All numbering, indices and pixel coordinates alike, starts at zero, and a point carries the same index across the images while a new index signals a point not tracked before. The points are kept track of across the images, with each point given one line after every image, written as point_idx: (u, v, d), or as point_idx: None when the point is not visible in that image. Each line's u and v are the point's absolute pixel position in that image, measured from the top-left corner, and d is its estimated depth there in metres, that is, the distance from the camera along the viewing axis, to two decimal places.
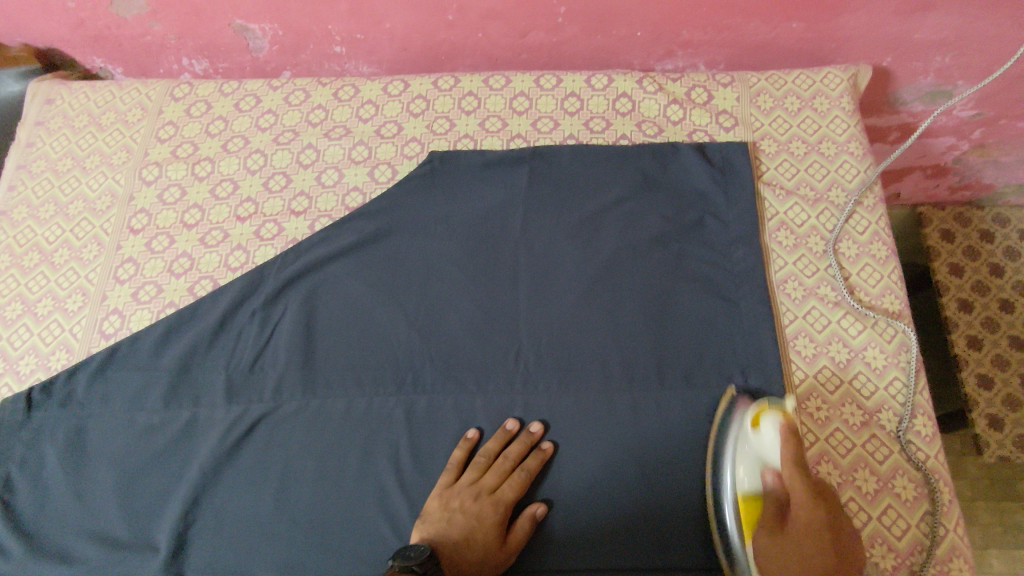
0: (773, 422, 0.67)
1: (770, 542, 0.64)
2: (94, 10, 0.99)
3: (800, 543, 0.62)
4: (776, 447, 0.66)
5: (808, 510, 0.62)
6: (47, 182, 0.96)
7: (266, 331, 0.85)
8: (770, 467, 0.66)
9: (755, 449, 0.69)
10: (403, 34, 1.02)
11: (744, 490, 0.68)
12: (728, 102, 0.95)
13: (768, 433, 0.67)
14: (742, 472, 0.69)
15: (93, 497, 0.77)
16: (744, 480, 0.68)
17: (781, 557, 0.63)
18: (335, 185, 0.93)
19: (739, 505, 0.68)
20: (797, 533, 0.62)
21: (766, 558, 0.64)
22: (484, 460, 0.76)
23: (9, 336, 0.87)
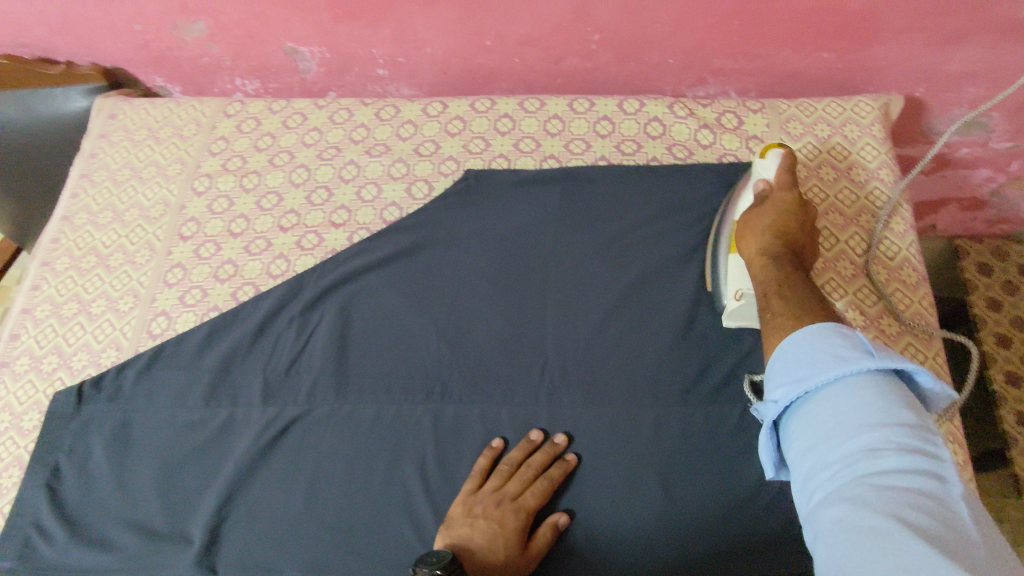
0: (775, 151, 0.83)
1: (755, 212, 0.80)
2: (158, 32, 1.07)
3: (783, 207, 0.78)
4: (772, 166, 0.82)
5: (787, 194, 0.79)
6: (106, 190, 1.02)
7: (302, 336, 0.88)
8: (763, 177, 0.82)
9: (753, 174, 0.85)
10: (443, 58, 1.07)
11: (739, 211, 0.84)
12: (758, 128, 0.97)
13: (771, 154, 0.83)
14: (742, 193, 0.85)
15: (134, 488, 0.81)
16: (742, 204, 0.84)
17: (756, 219, 0.78)
18: (373, 200, 0.97)
19: (732, 230, 0.84)
20: (774, 203, 0.78)
21: (745, 232, 0.79)
22: (508, 468, 0.77)
23: (63, 333, 0.92)
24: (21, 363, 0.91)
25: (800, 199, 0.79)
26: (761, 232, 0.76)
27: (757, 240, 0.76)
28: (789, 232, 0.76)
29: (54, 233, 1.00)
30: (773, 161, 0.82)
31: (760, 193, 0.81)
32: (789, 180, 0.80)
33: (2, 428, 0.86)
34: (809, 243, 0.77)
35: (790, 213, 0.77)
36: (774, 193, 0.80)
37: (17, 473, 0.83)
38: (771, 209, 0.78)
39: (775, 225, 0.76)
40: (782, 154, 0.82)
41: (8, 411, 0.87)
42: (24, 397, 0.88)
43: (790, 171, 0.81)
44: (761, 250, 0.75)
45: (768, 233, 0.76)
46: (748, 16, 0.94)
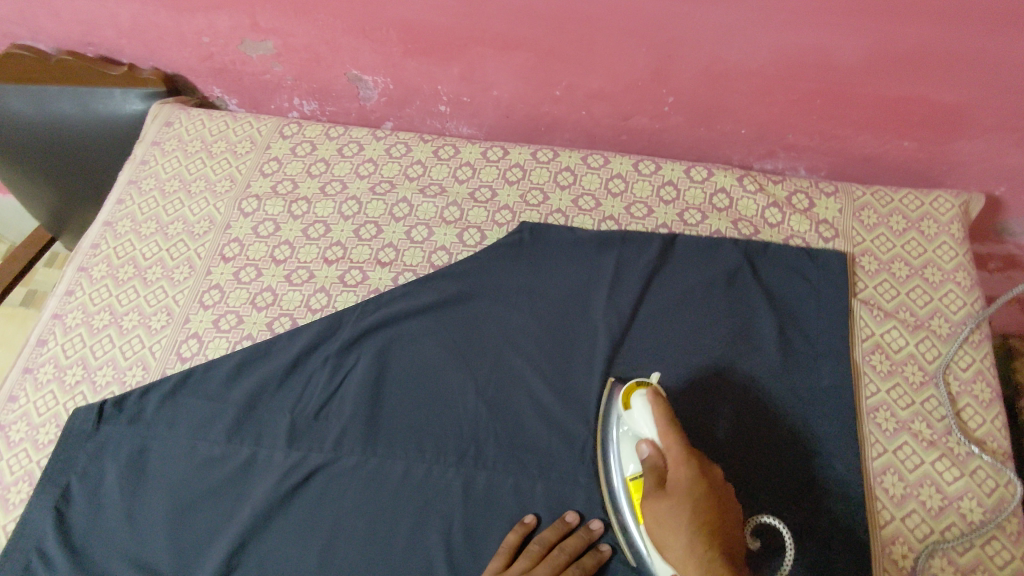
0: (641, 397, 0.72)
1: (662, 506, 0.66)
2: (225, 45, 1.05)
3: (687, 485, 0.66)
4: (647, 420, 0.71)
5: (682, 466, 0.67)
6: (152, 201, 1.00)
7: (335, 379, 0.85)
8: (646, 438, 0.70)
9: (629, 430, 0.74)
10: (508, 103, 1.04)
11: (632, 475, 0.73)
12: (830, 213, 0.93)
13: (641, 408, 0.71)
14: (627, 459, 0.73)
15: (145, 520, 0.77)
16: (630, 469, 0.73)
17: (664, 515, 0.65)
18: (423, 242, 0.94)
19: (631, 491, 0.72)
20: (676, 490, 0.66)
21: (660, 537, 0.66)
22: (540, 550, 0.72)
23: (92, 344, 0.89)
24: (45, 370, 0.88)
25: (699, 460, 0.68)
26: (684, 548, 0.64)
27: (680, 546, 0.64)
28: (699, 519, 0.64)
29: (95, 238, 0.98)
30: (644, 414, 0.71)
31: (647, 462, 0.69)
32: (677, 443, 0.68)
33: (18, 438, 0.83)
34: (725, 491, 0.67)
35: (697, 491, 0.65)
36: (671, 471, 0.67)
37: (27, 488, 0.80)
38: (675, 497, 0.65)
39: (691, 521, 0.64)
40: (653, 401, 0.71)
41: (26, 421, 0.84)
42: (44, 407, 0.85)
43: (670, 424, 0.69)
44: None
45: (691, 560, 0.63)
46: (832, 96, 0.91)
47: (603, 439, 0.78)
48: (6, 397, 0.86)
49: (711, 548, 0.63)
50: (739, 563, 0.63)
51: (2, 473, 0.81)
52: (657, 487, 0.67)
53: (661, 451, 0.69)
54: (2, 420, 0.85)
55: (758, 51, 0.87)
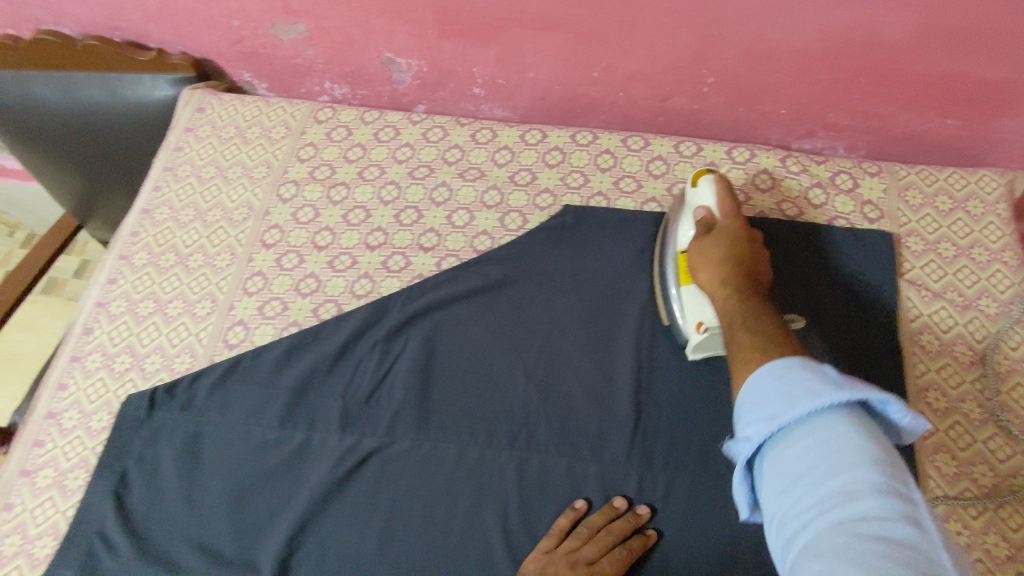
0: (708, 179, 0.85)
1: (708, 243, 0.79)
2: (256, 29, 1.03)
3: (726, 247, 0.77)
4: (708, 197, 0.83)
5: (730, 221, 0.80)
6: (189, 187, 0.99)
7: (384, 364, 0.85)
8: (704, 206, 0.83)
9: (690, 206, 0.85)
10: (545, 84, 1.03)
11: (682, 244, 0.83)
12: (874, 193, 0.92)
13: (705, 183, 0.84)
14: (683, 225, 0.84)
15: (203, 505, 0.78)
16: (684, 233, 0.84)
17: (708, 252, 0.78)
18: (465, 227, 0.94)
19: (678, 263, 0.82)
20: (722, 235, 0.79)
21: (698, 263, 0.78)
22: (588, 531, 0.73)
23: (138, 333, 0.89)
24: (93, 359, 0.88)
25: (746, 229, 0.80)
26: (717, 263, 0.76)
27: (712, 272, 0.76)
28: (733, 252, 0.77)
29: (134, 225, 0.97)
30: (707, 191, 0.84)
31: (702, 218, 0.82)
32: (731, 209, 0.82)
33: (71, 426, 0.84)
34: (761, 256, 0.79)
35: (738, 242, 0.78)
36: (722, 221, 0.81)
37: (83, 475, 0.81)
38: (721, 236, 0.79)
39: (727, 250, 0.77)
40: (717, 181, 0.84)
41: (77, 408, 0.85)
42: (95, 396, 0.85)
43: (727, 194, 0.83)
44: (717, 278, 0.75)
45: (720, 268, 0.76)
46: (878, 74, 0.90)
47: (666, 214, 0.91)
48: (56, 385, 0.86)
49: (736, 273, 0.74)
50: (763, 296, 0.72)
51: (57, 460, 0.82)
52: (708, 228, 0.81)
53: (714, 212, 0.82)
54: (53, 408, 0.85)
55: (804, 30, 0.85)
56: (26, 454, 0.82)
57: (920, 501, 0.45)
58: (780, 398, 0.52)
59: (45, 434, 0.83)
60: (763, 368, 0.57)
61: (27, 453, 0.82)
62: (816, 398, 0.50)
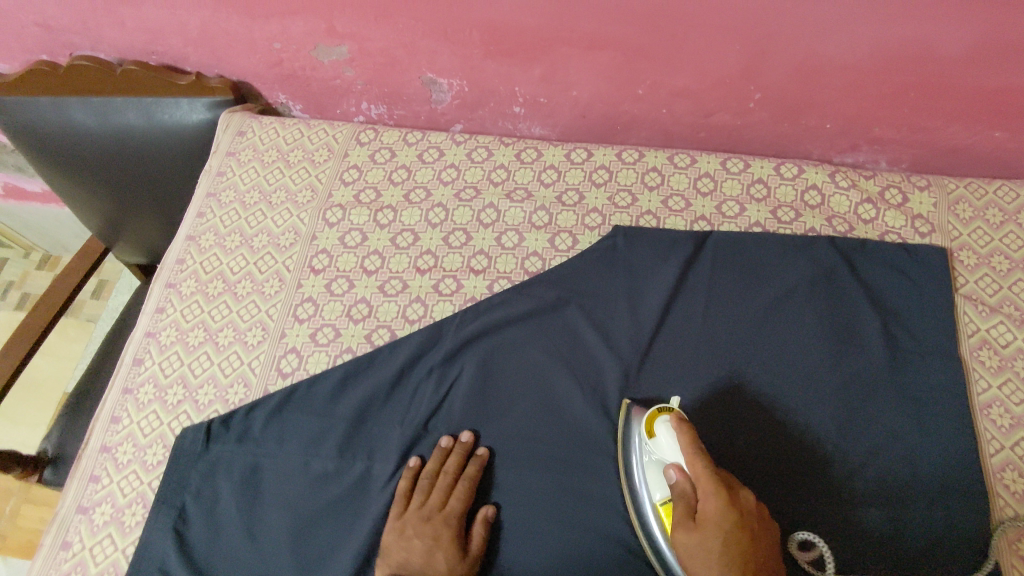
0: (664, 424, 0.72)
1: (692, 536, 0.64)
2: (297, 51, 1.03)
3: (717, 535, 0.63)
4: (671, 450, 0.70)
5: (708, 491, 0.65)
6: (234, 213, 0.99)
7: (442, 390, 0.84)
8: (670, 466, 0.69)
9: (653, 459, 0.73)
10: (587, 102, 1.03)
11: (659, 501, 0.71)
12: (925, 207, 0.92)
13: (665, 434, 0.71)
14: (653, 485, 0.72)
15: (266, 540, 0.77)
16: (655, 493, 0.72)
17: (692, 553, 0.64)
18: (514, 248, 0.93)
19: (662, 516, 0.71)
20: (705, 523, 0.64)
21: (691, 564, 0.64)
22: (427, 481, 0.79)
23: (190, 362, 0.88)
24: (145, 391, 0.87)
25: (727, 496, 0.65)
26: (716, 574, 0.62)
27: None
28: (731, 555, 0.62)
29: (180, 253, 0.96)
30: (667, 441, 0.71)
31: (674, 488, 0.68)
32: (702, 464, 0.67)
33: (126, 460, 0.83)
34: (757, 518, 0.66)
35: (730, 532, 0.63)
36: (700, 502, 0.65)
37: (141, 511, 0.79)
38: (705, 529, 0.64)
39: (722, 546, 0.62)
40: (678, 426, 0.71)
41: (132, 442, 0.84)
42: (149, 428, 0.84)
43: (692, 444, 0.69)
44: (720, 566, 0.62)
45: (720, 571, 0.62)
46: (928, 89, 0.90)
47: (628, 446, 0.78)
48: (109, 418, 0.85)
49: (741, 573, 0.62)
50: None
51: (113, 496, 0.81)
52: (690, 515, 0.66)
53: (684, 479, 0.68)
54: (108, 442, 0.84)
55: (857, 46, 0.85)
56: (82, 490, 0.81)
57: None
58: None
59: (101, 469, 0.82)
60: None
61: (83, 488, 0.81)
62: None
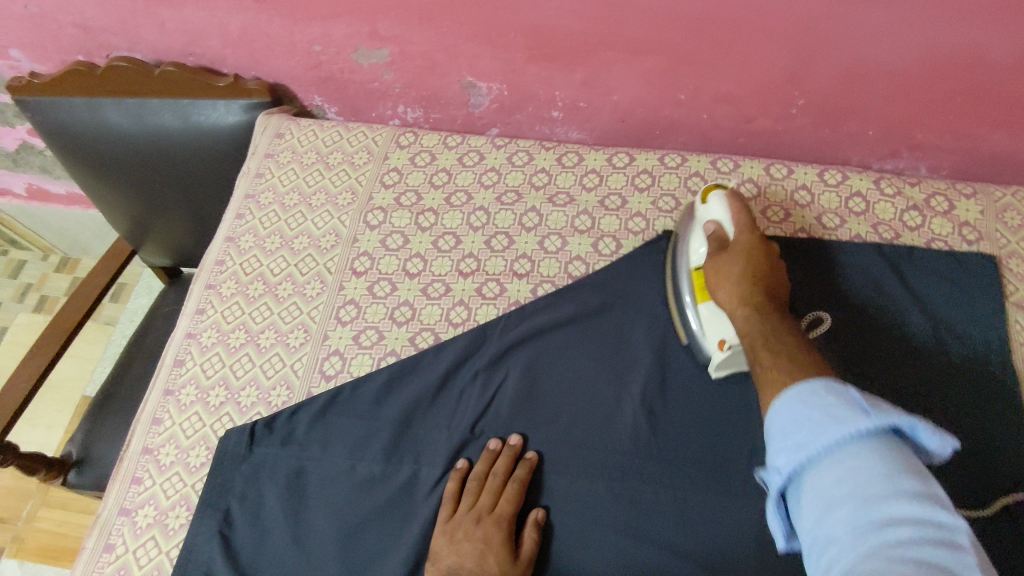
0: (717, 194, 0.84)
1: (720, 264, 0.78)
2: (336, 54, 1.03)
3: (746, 250, 0.77)
4: (722, 210, 0.82)
5: (745, 235, 0.79)
6: (274, 215, 0.98)
7: (488, 393, 0.83)
8: (716, 220, 0.82)
9: (700, 220, 0.85)
10: (627, 107, 1.02)
11: (694, 256, 0.83)
12: (971, 215, 0.91)
13: (716, 199, 0.83)
14: (696, 242, 0.83)
15: (313, 544, 0.76)
16: (698, 251, 0.83)
17: (722, 266, 0.77)
18: (558, 252, 0.93)
19: (692, 276, 0.83)
20: (735, 249, 0.78)
21: (714, 283, 0.78)
22: (476, 484, 0.78)
23: (231, 364, 0.88)
24: (187, 392, 0.86)
25: (761, 239, 0.79)
26: (735, 275, 0.76)
27: (731, 286, 0.75)
28: (751, 265, 0.76)
29: (220, 254, 0.96)
30: (719, 205, 0.83)
31: (714, 232, 0.81)
32: (746, 219, 0.80)
33: (169, 462, 0.82)
34: (784, 280, 0.78)
35: (755, 252, 0.77)
36: (735, 233, 0.79)
37: (185, 514, 0.78)
38: (735, 250, 0.78)
39: (743, 262, 0.76)
40: (729, 197, 0.83)
41: (174, 444, 0.83)
42: (192, 430, 0.84)
43: (741, 207, 0.81)
44: (734, 289, 0.75)
45: (740, 282, 0.75)
46: (974, 96, 0.89)
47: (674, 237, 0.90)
48: (151, 419, 0.85)
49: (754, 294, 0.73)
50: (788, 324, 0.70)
51: (156, 498, 0.80)
52: (723, 245, 0.80)
53: (726, 227, 0.81)
54: (149, 444, 0.83)
55: (906, 50, 0.85)
56: (124, 492, 0.81)
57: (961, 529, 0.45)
58: (810, 423, 0.52)
59: (143, 471, 0.82)
60: (791, 393, 0.56)
61: (126, 490, 0.81)
62: (843, 424, 0.50)
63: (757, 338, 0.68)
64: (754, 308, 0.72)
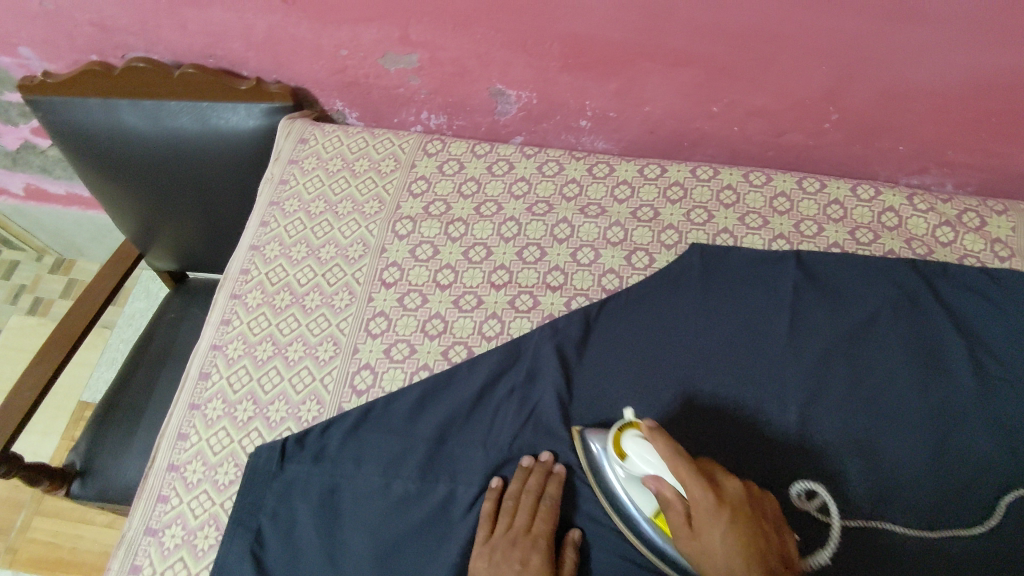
0: (635, 444, 0.69)
1: (694, 538, 0.63)
2: (364, 59, 1.01)
3: (719, 514, 0.63)
4: (649, 465, 0.68)
5: (706, 496, 0.64)
6: (299, 223, 0.96)
7: (525, 409, 0.82)
8: (653, 480, 0.67)
9: (629, 475, 0.71)
10: (658, 118, 1.01)
11: (647, 510, 0.70)
12: (1004, 232, 0.92)
13: (634, 450, 0.68)
14: (639, 498, 0.70)
15: (348, 564, 0.74)
16: (643, 502, 0.70)
17: (704, 547, 0.63)
18: (591, 264, 0.91)
19: (654, 528, 0.69)
20: (704, 526, 0.63)
21: (699, 560, 0.63)
22: (512, 502, 0.76)
23: (259, 377, 0.85)
24: (213, 407, 0.84)
25: (720, 496, 0.64)
26: (724, 558, 0.61)
27: (723, 572, 0.61)
28: (736, 524, 0.62)
29: (244, 263, 0.94)
30: (642, 459, 0.68)
31: (661, 499, 0.67)
32: (683, 462, 0.65)
33: (196, 480, 0.80)
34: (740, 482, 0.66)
35: (733, 519, 0.62)
36: (695, 502, 0.64)
37: (214, 534, 0.76)
38: (710, 526, 0.62)
39: (726, 541, 0.61)
40: (648, 437, 0.68)
41: (201, 460, 0.81)
42: (219, 446, 0.81)
43: (676, 451, 0.66)
44: (727, 555, 0.61)
45: (728, 561, 0.61)
46: (1010, 114, 0.89)
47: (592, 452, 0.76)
48: (176, 435, 0.83)
49: (747, 561, 0.60)
50: (778, 563, 0.61)
51: (184, 517, 0.78)
52: (685, 523, 0.64)
53: (671, 493, 0.66)
54: (175, 460, 0.81)
55: (948, 71, 0.85)
56: (151, 511, 0.78)
57: None
58: None
59: (169, 489, 0.79)
60: None
61: (152, 509, 0.79)
62: None
63: None
64: None
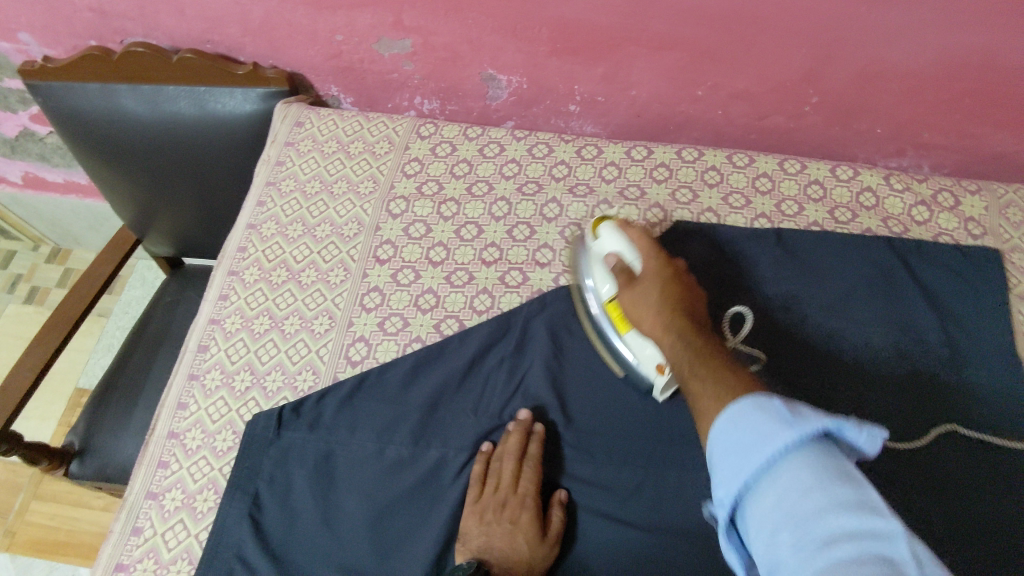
0: (608, 225, 0.82)
1: (639, 295, 0.75)
2: (358, 44, 1.03)
3: (657, 283, 0.75)
4: (615, 237, 0.81)
5: (652, 263, 0.77)
6: (295, 202, 0.99)
7: (513, 379, 0.85)
8: (614, 252, 0.80)
9: (595, 255, 0.83)
10: (645, 102, 1.04)
11: (605, 294, 0.81)
12: (976, 210, 0.95)
13: (607, 232, 0.81)
14: (600, 279, 0.81)
15: (342, 526, 0.77)
16: (603, 286, 0.81)
17: (640, 298, 0.75)
18: (578, 242, 0.94)
19: (611, 314, 0.81)
20: (647, 280, 0.76)
21: (635, 314, 0.75)
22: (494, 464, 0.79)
23: (256, 350, 0.88)
24: (212, 377, 0.87)
25: (665, 264, 0.77)
26: (654, 307, 0.73)
27: (651, 317, 0.72)
28: (668, 291, 0.74)
29: (242, 241, 0.97)
30: (608, 234, 0.81)
31: (616, 269, 0.79)
32: (646, 242, 0.80)
33: (195, 446, 0.82)
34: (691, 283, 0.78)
35: (667, 285, 0.75)
36: (642, 268, 0.77)
37: (213, 497, 0.79)
38: (648, 281, 0.75)
39: (660, 292, 0.74)
40: (618, 225, 0.82)
41: (200, 428, 0.83)
42: (218, 415, 0.84)
43: (634, 235, 0.80)
44: (656, 304, 0.73)
45: (658, 311, 0.72)
46: (981, 96, 0.92)
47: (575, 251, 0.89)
48: (176, 405, 0.85)
49: (672, 309, 0.72)
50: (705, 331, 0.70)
51: (183, 482, 0.80)
52: (630, 279, 0.77)
53: (627, 260, 0.78)
54: (174, 428, 0.84)
55: (920, 54, 0.88)
56: (151, 476, 0.81)
57: (899, 535, 0.43)
58: (741, 452, 0.50)
59: (169, 455, 0.82)
60: (721, 418, 0.53)
61: (152, 474, 0.81)
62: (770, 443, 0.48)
63: (684, 367, 0.64)
64: (669, 330, 0.70)
